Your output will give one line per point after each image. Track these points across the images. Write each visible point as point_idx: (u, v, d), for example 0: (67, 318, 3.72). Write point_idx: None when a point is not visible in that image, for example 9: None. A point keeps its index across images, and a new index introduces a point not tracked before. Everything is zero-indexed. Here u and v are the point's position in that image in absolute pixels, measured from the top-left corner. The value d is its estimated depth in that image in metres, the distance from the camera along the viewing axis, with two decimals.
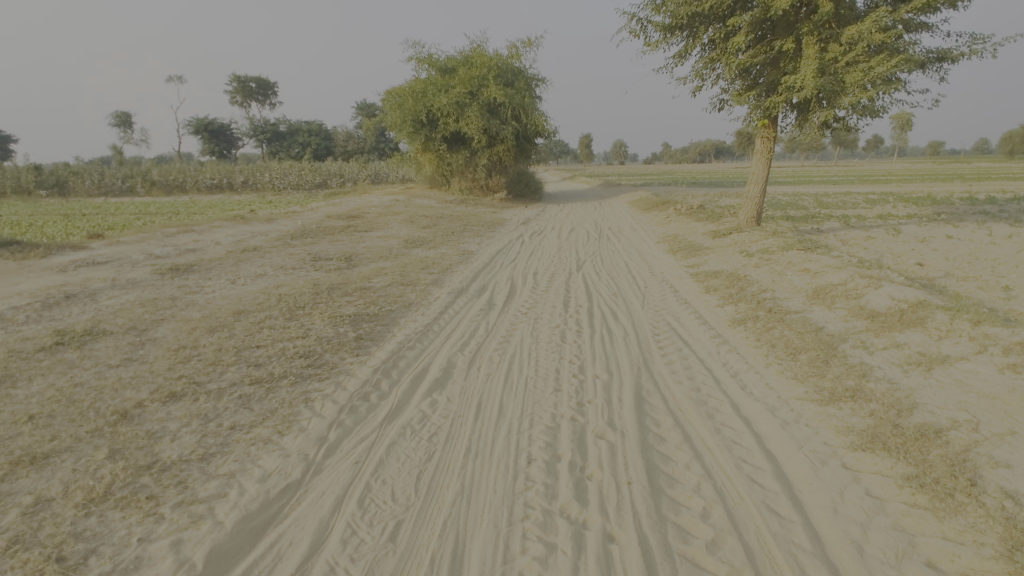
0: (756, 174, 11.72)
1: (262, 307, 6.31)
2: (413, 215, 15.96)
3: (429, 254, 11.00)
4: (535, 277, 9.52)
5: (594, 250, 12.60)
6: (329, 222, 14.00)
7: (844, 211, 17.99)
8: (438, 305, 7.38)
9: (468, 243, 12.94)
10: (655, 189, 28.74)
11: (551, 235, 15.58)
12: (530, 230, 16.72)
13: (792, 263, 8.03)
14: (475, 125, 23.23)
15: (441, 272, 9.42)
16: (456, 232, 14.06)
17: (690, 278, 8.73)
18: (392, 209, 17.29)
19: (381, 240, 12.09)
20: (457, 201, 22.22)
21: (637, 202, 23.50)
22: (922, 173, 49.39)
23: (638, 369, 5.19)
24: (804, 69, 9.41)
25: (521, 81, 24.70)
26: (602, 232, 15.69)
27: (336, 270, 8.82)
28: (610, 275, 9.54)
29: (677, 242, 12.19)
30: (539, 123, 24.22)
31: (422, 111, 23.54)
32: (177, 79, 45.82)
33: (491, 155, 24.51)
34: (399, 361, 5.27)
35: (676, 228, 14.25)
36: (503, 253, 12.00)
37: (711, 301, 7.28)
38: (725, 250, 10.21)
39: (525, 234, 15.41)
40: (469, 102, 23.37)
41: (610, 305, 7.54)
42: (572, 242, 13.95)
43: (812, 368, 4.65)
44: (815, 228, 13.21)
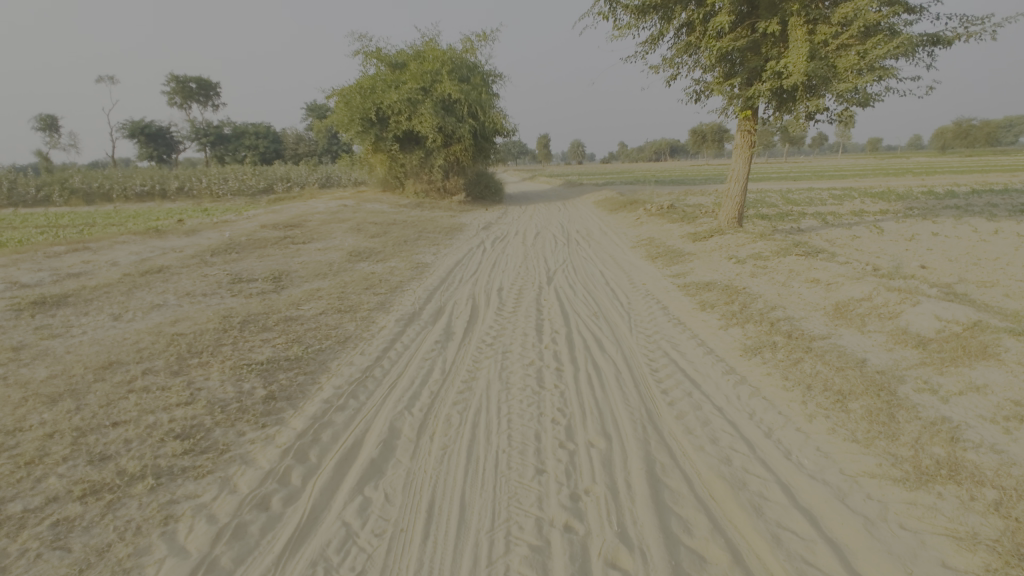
0: (736, 171, 10.79)
1: (141, 356, 4.75)
2: (362, 222, 14.40)
3: (377, 269, 9.54)
4: (501, 294, 8.20)
5: (564, 257, 11.39)
6: (262, 233, 12.31)
7: (814, 207, 17.50)
8: (383, 339, 5.95)
9: (423, 253, 11.52)
10: (620, 188, 27.91)
11: (515, 240, 14.32)
12: (492, 235, 15.43)
13: (796, 272, 7.00)
14: (429, 124, 21.76)
15: (390, 293, 7.98)
16: (409, 241, 12.62)
17: (678, 292, 7.60)
18: (338, 216, 15.65)
19: (320, 253, 10.54)
20: (412, 205, 20.72)
21: (603, 202, 22.56)
22: (872, 171, 50.96)
23: (643, 427, 3.94)
24: (792, 53, 8.48)
25: (477, 76, 23.43)
26: (570, 236, 14.51)
27: (259, 294, 7.27)
28: (586, 288, 8.34)
29: (653, 247, 11.13)
30: (497, 120, 23.02)
31: (371, 109, 21.93)
32: (112, 79, 42.73)
33: (447, 155, 23.13)
34: (321, 433, 3.86)
35: (649, 230, 13.24)
36: (463, 265, 10.62)
37: (711, 322, 6.13)
38: (711, 257, 9.16)
39: (486, 241, 14.09)
40: (422, 99, 21.93)
41: (592, 330, 6.30)
42: (538, 248, 12.73)
43: (874, 425, 3.52)
44: (795, 228, 12.42)
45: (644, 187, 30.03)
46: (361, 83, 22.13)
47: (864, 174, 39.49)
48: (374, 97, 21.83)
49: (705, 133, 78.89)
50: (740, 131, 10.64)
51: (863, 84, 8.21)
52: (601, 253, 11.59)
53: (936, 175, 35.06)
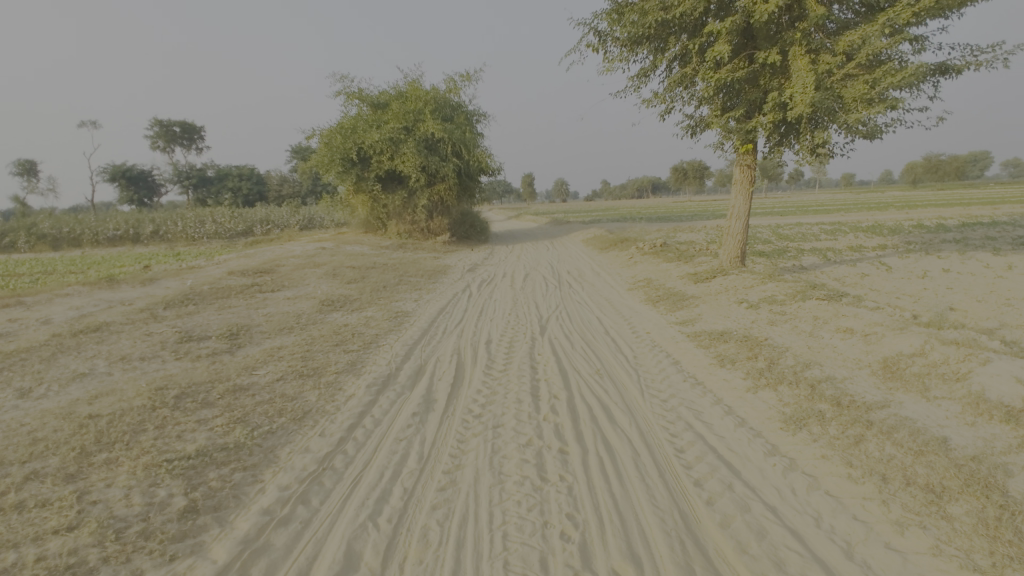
0: (736, 207, 10.19)
1: (31, 452, 3.71)
2: (339, 266, 13.48)
3: (351, 321, 8.60)
4: (490, 349, 7.30)
5: (557, 302, 10.56)
6: (228, 281, 11.33)
7: (809, 243, 17.06)
8: (349, 412, 4.97)
9: (404, 300, 10.62)
10: (608, 225, 27.47)
11: (503, 283, 13.51)
12: (479, 277, 14.61)
13: (823, 320, 6.22)
14: (412, 163, 21.24)
15: (363, 350, 7.03)
16: (389, 286, 11.73)
17: (690, 342, 6.76)
18: (315, 260, 14.75)
19: (289, 303, 9.58)
20: (395, 246, 19.92)
21: (592, 240, 22.00)
22: (852, 204, 51.82)
23: (680, 543, 3.01)
24: (797, 83, 7.98)
25: (461, 116, 23.17)
26: (562, 278, 13.71)
27: (208, 356, 6.27)
28: (584, 340, 7.48)
29: (652, 289, 10.38)
30: (482, 159, 22.61)
31: (352, 149, 21.39)
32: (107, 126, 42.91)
33: (431, 194, 22.56)
34: (251, 568, 2.85)
35: (644, 270, 12.55)
36: (447, 313, 9.71)
37: (735, 381, 5.27)
38: (719, 300, 8.40)
39: (472, 284, 13.26)
40: (405, 138, 21.51)
41: (597, 394, 5.40)
42: (528, 291, 11.93)
43: (997, 543, 2.63)
44: (799, 266, 11.79)
45: (632, 224, 29.75)
46: (342, 123, 21.68)
47: (843, 209, 39.93)
48: (355, 137, 21.34)
49: (685, 170, 80.40)
50: (739, 166, 10.09)
51: (873, 115, 7.70)
52: (596, 297, 10.79)
53: (915, 208, 35.51)
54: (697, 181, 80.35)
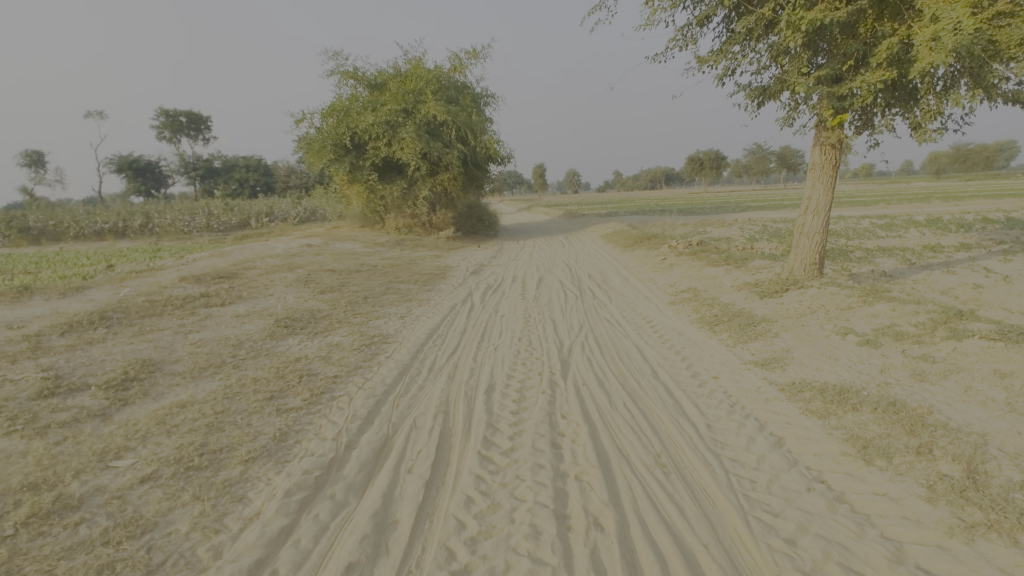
0: (814, 200, 7.86)
1: None
2: (318, 270, 11.36)
3: (307, 353, 6.43)
4: (493, 405, 5.08)
5: (581, 318, 8.34)
6: (174, 290, 9.21)
7: (868, 241, 14.66)
8: (233, 568, 2.78)
9: (387, 317, 8.43)
10: (628, 219, 25.11)
11: (512, 290, 11.30)
12: (484, 282, 12.42)
13: (1018, 384, 3.95)
14: (411, 149, 19.06)
15: (307, 408, 4.82)
16: (371, 297, 9.56)
17: (792, 404, 4.50)
18: (292, 262, 12.63)
19: (235, 323, 7.43)
20: (392, 243, 17.78)
21: (612, 236, 19.69)
22: (885, 193, 48.87)
23: None
24: (930, 23, 5.64)
25: (466, 98, 20.96)
26: (583, 285, 11.44)
27: (58, 428, 4.11)
28: (627, 390, 5.26)
29: (701, 304, 8.11)
30: (490, 145, 20.36)
31: (345, 134, 19.30)
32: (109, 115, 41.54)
33: (434, 185, 20.34)
34: None
35: (685, 277, 10.26)
36: (439, 337, 7.50)
37: (915, 506, 3.01)
38: (806, 328, 6.13)
39: (476, 291, 11.08)
40: (404, 122, 19.38)
41: (669, 521, 3.18)
42: (543, 303, 9.72)
43: None
44: (881, 273, 9.45)
45: (653, 216, 27.39)
46: (335, 105, 19.60)
47: (872, 199, 37.23)
48: (349, 120, 19.23)
49: (702, 160, 77.50)
50: (819, 146, 7.78)
51: None
52: (629, 313, 8.53)
53: (959, 199, 32.79)
54: (714, 171, 77.41)
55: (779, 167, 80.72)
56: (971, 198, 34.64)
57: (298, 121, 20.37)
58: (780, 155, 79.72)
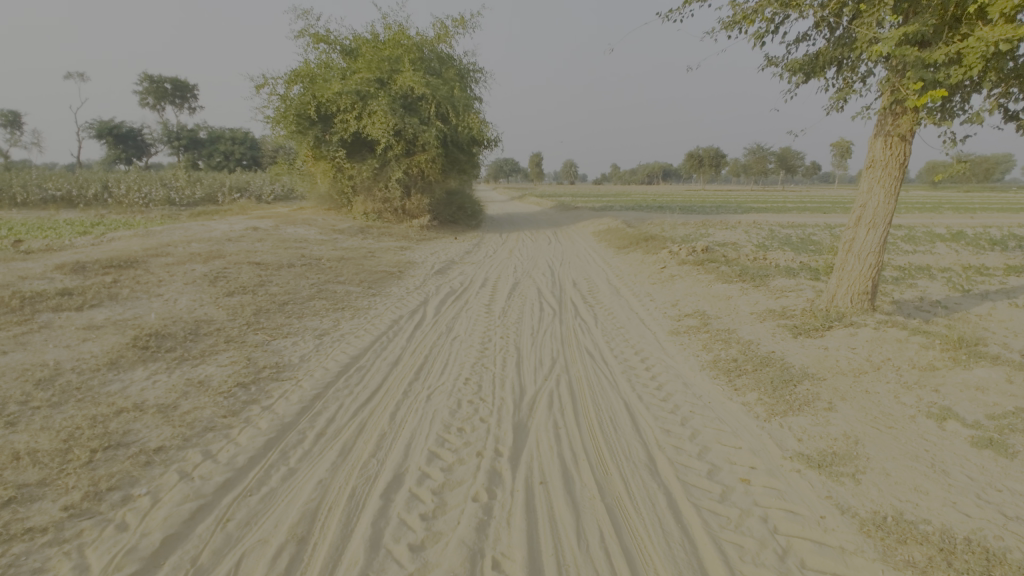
0: (870, 209, 5.93)
1: None
2: (242, 262, 9.28)
3: (146, 398, 4.38)
4: (386, 527, 3.08)
5: (555, 350, 6.35)
6: (33, 282, 7.11)
7: (895, 256, 12.75)
8: None
9: (298, 336, 6.36)
10: (624, 216, 23.10)
11: (479, 298, 9.30)
12: (448, 284, 10.41)
13: None
14: (382, 124, 16.93)
15: (53, 531, 2.78)
16: (291, 304, 7.49)
17: (893, 573, 2.57)
18: (219, 250, 10.51)
19: (73, 341, 5.35)
20: (354, 229, 15.65)
21: (604, 234, 17.70)
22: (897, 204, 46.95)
23: None
24: None
25: (450, 70, 18.81)
26: (564, 295, 9.46)
27: None
28: (611, 503, 3.31)
29: (713, 339, 6.17)
30: (474, 125, 18.21)
31: (310, 103, 17.11)
32: (79, 75, 38.88)
33: (409, 166, 18.19)
34: None
35: (689, 295, 8.32)
36: (358, 372, 5.48)
37: None
38: (876, 400, 4.21)
39: (435, 298, 9.07)
40: (378, 93, 17.24)
41: None
42: (512, 320, 7.75)
43: None
44: (934, 304, 7.55)
45: (651, 214, 25.34)
46: (300, 71, 17.40)
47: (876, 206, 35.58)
48: (315, 88, 17.04)
49: (700, 157, 75.38)
50: (882, 138, 5.85)
51: None
52: (619, 344, 6.57)
53: (970, 211, 31.16)
54: (712, 169, 75.56)
55: (778, 169, 79.05)
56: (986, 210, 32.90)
57: (259, 87, 18.11)
58: (780, 155, 78.00)
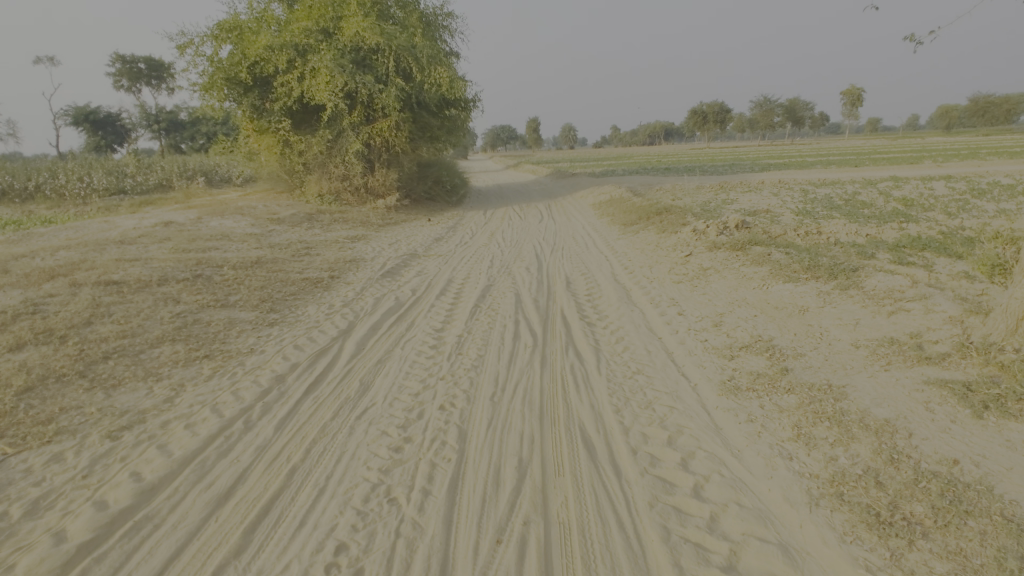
0: None
1: None
2: (89, 282, 6.48)
3: None
4: None
5: (526, 442, 3.62)
6: None
7: (983, 221, 9.81)
8: None
9: (73, 438, 3.60)
10: (628, 182, 20.03)
11: (432, 316, 6.54)
12: (396, 292, 7.63)
13: None
14: (328, 84, 13.89)
15: None
16: (114, 359, 4.73)
17: None
18: (83, 261, 7.73)
19: None
20: (299, 218, 12.82)
21: (606, 207, 14.75)
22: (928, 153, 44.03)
23: None
24: None
25: (412, 15, 15.59)
26: (551, 306, 6.67)
27: None
28: None
29: (810, 412, 3.42)
30: (443, 81, 15.07)
31: (242, 64, 14.05)
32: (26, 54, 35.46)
33: (369, 135, 15.20)
34: None
35: (739, 306, 5.50)
36: (126, 542, 2.76)
37: None
38: None
39: (365, 322, 6.31)
40: (321, 47, 14.12)
41: None
42: (469, 364, 4.99)
43: None
44: None
45: (658, 178, 22.24)
46: (230, 26, 14.31)
47: (903, 157, 32.30)
48: (245, 44, 13.93)
49: (705, 113, 71.27)
50: None
51: None
52: (640, 418, 3.83)
53: (1010, 155, 28.12)
54: (717, 125, 71.38)
55: (787, 121, 74.64)
56: (1021, 152, 30.28)
57: (184, 48, 14.98)
58: (787, 107, 73.62)
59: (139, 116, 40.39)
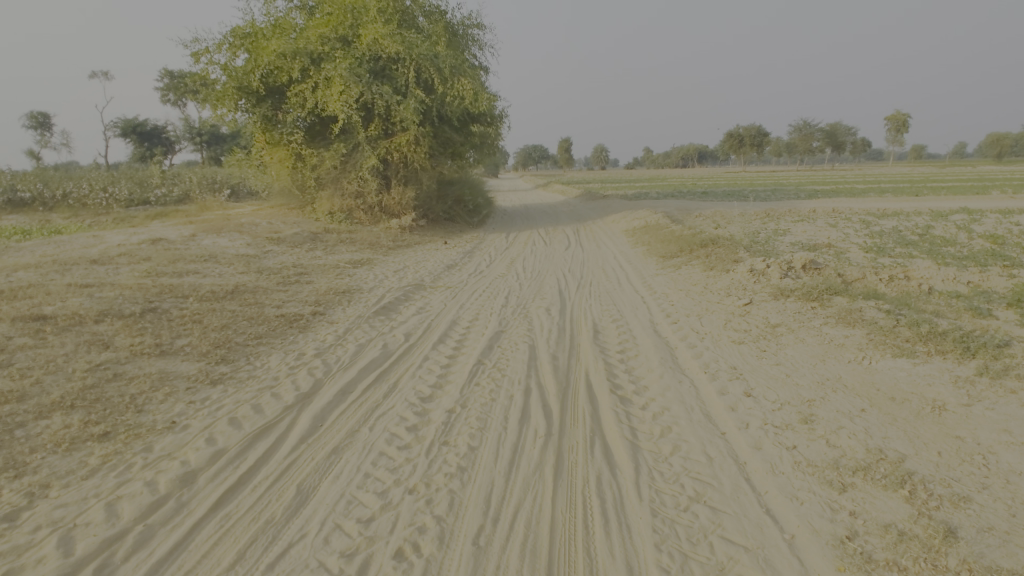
0: None
1: None
2: (13, 316, 5.35)
3: None
4: None
5: None
6: None
7: None
8: None
9: None
10: (665, 206, 18.49)
11: (421, 376, 5.16)
12: (386, 337, 6.30)
13: None
14: (342, 94, 12.93)
15: None
16: None
17: None
18: (30, 286, 6.66)
19: None
20: (302, 238, 11.75)
21: (640, 234, 13.24)
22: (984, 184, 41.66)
23: None
24: None
25: (437, 23, 14.57)
26: (574, 369, 5.23)
27: None
28: None
29: None
30: (467, 94, 13.95)
31: (255, 72, 13.22)
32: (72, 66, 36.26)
33: (386, 150, 14.16)
34: None
35: (837, 393, 3.97)
36: None
37: None
38: None
39: (337, 381, 4.98)
40: (337, 55, 13.20)
41: None
42: (455, 465, 3.57)
43: None
44: None
45: (697, 202, 20.61)
46: (246, 33, 13.55)
47: (964, 186, 29.89)
48: (259, 51, 13.10)
49: (741, 136, 69.18)
50: None
51: None
52: None
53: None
54: (754, 148, 69.16)
55: (828, 146, 71.82)
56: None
57: (198, 56, 14.28)
58: (830, 131, 70.92)
59: (181, 129, 40.95)
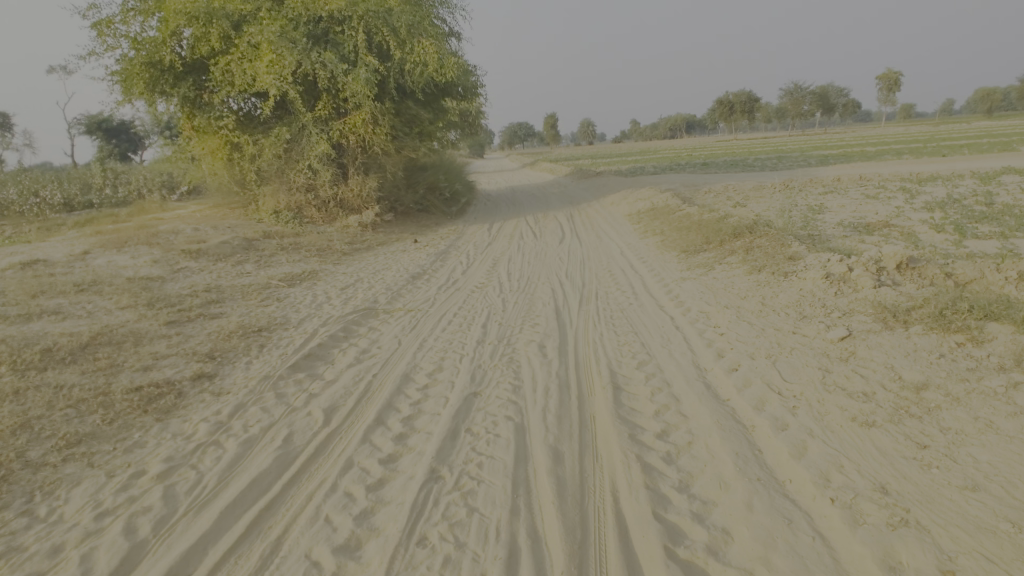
0: None
1: None
2: None
3: None
4: None
5: None
6: None
7: None
8: None
9: None
10: (670, 183, 16.23)
11: (327, 520, 2.96)
12: (296, 419, 4.09)
13: None
14: (274, 64, 10.49)
15: None
16: None
17: None
18: None
19: None
20: (232, 247, 9.43)
21: (649, 220, 11.01)
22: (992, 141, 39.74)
23: None
24: None
25: None
26: (594, 492, 3.06)
27: None
28: None
29: None
30: (430, 58, 11.53)
31: (167, 42, 10.73)
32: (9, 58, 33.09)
33: (337, 132, 11.75)
34: None
35: None
36: None
37: None
38: None
39: (171, 550, 2.76)
40: (266, 16, 10.73)
41: None
42: None
43: None
44: None
45: (703, 176, 18.35)
46: None
47: (980, 142, 27.86)
48: (169, 15, 10.58)
49: (732, 103, 66.68)
50: None
51: None
52: None
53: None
54: (746, 115, 66.64)
55: (822, 109, 69.43)
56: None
57: (101, 28, 11.69)
58: (823, 93, 68.47)
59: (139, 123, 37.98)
